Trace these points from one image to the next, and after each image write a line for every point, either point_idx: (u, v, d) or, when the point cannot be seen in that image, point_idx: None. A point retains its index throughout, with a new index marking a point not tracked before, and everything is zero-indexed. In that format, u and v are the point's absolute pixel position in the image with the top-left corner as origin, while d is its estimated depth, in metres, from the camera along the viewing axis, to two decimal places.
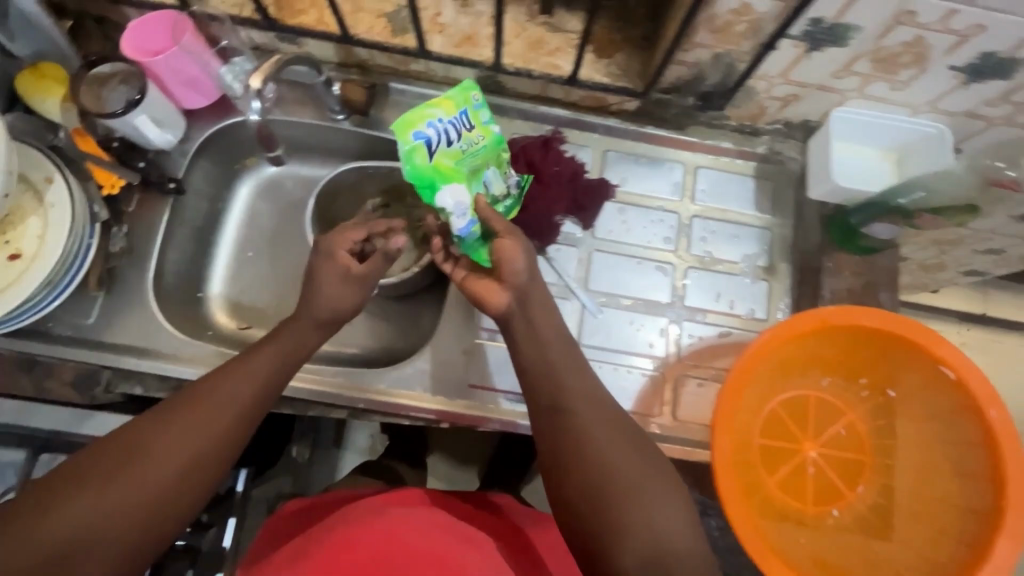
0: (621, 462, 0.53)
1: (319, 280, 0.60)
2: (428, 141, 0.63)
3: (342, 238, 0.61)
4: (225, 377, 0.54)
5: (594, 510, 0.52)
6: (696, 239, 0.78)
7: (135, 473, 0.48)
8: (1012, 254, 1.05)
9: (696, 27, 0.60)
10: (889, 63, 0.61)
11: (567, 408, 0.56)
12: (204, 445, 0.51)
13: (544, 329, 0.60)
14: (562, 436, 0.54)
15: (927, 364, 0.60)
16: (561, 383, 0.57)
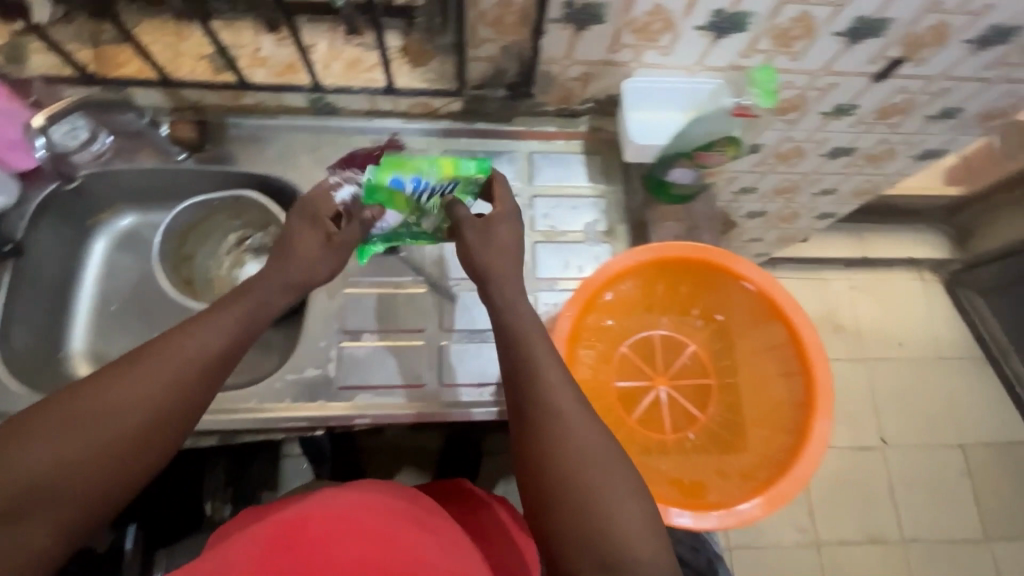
0: (600, 473, 0.50)
1: (296, 241, 0.62)
2: (402, 188, 0.61)
3: (327, 203, 0.63)
4: (183, 334, 0.53)
5: (563, 516, 0.49)
6: (541, 215, 0.83)
7: (84, 432, 0.47)
8: (844, 190, 1.18)
9: (474, 23, 0.68)
10: (647, 32, 0.70)
11: (551, 406, 0.52)
12: (160, 404, 0.49)
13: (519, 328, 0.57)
14: (541, 437, 0.51)
15: (734, 283, 0.68)
16: (539, 386, 0.53)
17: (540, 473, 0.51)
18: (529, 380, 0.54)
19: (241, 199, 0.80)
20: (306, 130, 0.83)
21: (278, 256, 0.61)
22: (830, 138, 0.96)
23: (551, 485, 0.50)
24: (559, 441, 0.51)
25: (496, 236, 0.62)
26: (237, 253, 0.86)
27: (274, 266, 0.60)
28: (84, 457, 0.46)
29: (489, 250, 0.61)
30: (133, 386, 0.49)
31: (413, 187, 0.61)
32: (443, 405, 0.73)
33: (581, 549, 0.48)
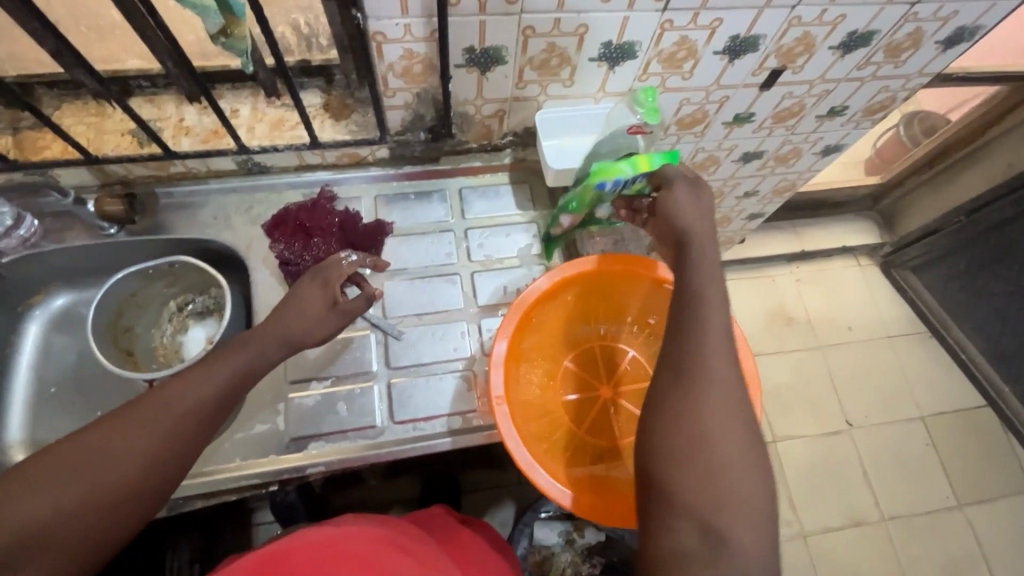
0: (733, 442, 0.53)
1: (300, 298, 0.65)
2: (607, 188, 0.69)
3: (338, 273, 0.68)
4: (180, 383, 0.55)
5: (684, 465, 0.52)
6: (476, 246, 0.87)
7: (79, 480, 0.48)
8: (765, 191, 1.27)
9: (385, 75, 0.72)
10: (547, 68, 0.76)
11: (708, 370, 0.55)
12: (153, 449, 0.51)
13: (702, 295, 0.60)
14: (690, 393, 0.54)
15: (658, 287, 0.74)
16: (698, 349, 0.57)
17: (676, 425, 0.53)
18: (693, 339, 0.57)
19: (175, 264, 0.80)
20: (238, 190, 0.85)
21: (283, 311, 0.64)
22: (738, 144, 1.04)
23: (685, 435, 0.53)
24: (706, 400, 0.54)
25: (697, 197, 0.67)
26: (188, 318, 0.88)
27: (273, 319, 0.63)
28: (76, 504, 0.47)
29: (691, 216, 0.65)
30: (132, 434, 0.50)
31: (613, 186, 0.69)
32: (398, 443, 0.74)
33: (686, 495, 0.51)
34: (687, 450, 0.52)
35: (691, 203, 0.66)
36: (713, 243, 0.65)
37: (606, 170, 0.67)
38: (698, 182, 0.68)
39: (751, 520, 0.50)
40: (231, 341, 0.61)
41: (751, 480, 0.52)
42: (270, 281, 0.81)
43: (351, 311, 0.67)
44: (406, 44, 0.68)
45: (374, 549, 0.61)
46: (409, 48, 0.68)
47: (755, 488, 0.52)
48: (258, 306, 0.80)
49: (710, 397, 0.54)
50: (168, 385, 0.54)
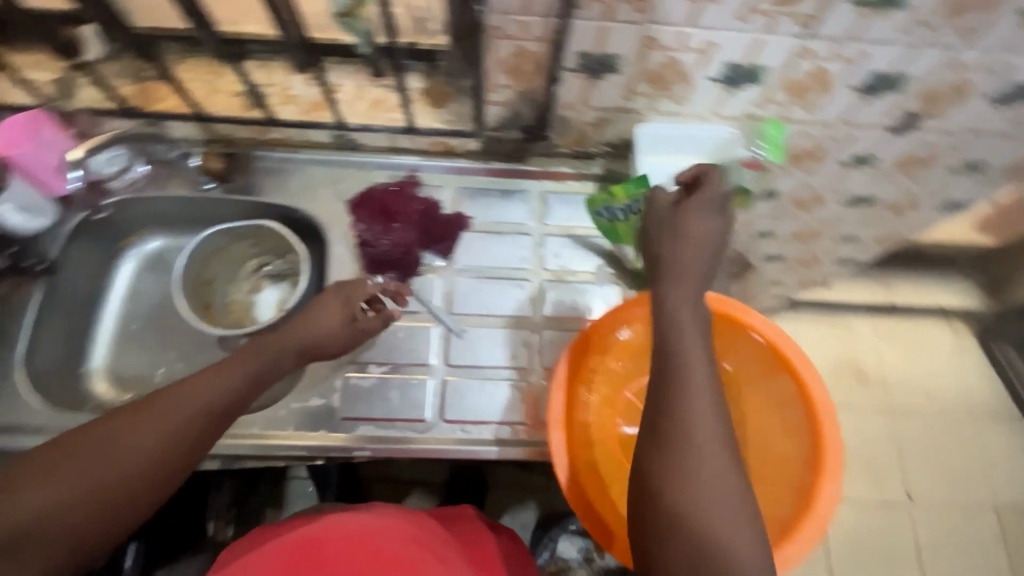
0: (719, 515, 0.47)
1: (322, 311, 0.67)
2: (606, 218, 0.80)
3: (361, 291, 0.69)
4: (195, 381, 0.56)
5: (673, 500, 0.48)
6: (552, 254, 0.84)
7: (86, 466, 0.50)
8: (865, 238, 1.17)
9: (493, 71, 0.71)
10: (661, 82, 0.71)
11: (691, 432, 0.49)
12: (159, 450, 0.53)
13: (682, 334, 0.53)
14: (670, 464, 0.48)
15: (742, 333, 0.68)
16: (684, 409, 0.50)
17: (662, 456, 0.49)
18: (671, 383, 0.51)
19: (261, 227, 0.83)
20: (329, 163, 0.86)
21: (299, 319, 0.66)
22: (849, 187, 0.95)
23: (675, 469, 0.48)
24: (685, 471, 0.48)
25: (707, 199, 0.61)
26: (263, 279, 0.90)
27: (291, 328, 0.65)
28: (82, 490, 0.50)
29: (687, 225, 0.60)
30: (141, 427, 0.53)
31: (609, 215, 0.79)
32: (444, 443, 0.73)
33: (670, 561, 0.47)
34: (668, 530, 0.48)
35: (688, 228, 0.60)
36: (704, 251, 0.58)
37: (593, 200, 0.80)
38: (705, 207, 0.61)
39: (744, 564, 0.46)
40: (249, 345, 0.63)
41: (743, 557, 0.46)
42: (345, 258, 0.82)
43: (369, 331, 0.69)
44: (520, 42, 0.65)
45: (402, 549, 0.62)
46: (523, 47, 0.66)
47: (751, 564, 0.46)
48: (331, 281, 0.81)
49: (691, 465, 0.48)
50: (183, 382, 0.57)
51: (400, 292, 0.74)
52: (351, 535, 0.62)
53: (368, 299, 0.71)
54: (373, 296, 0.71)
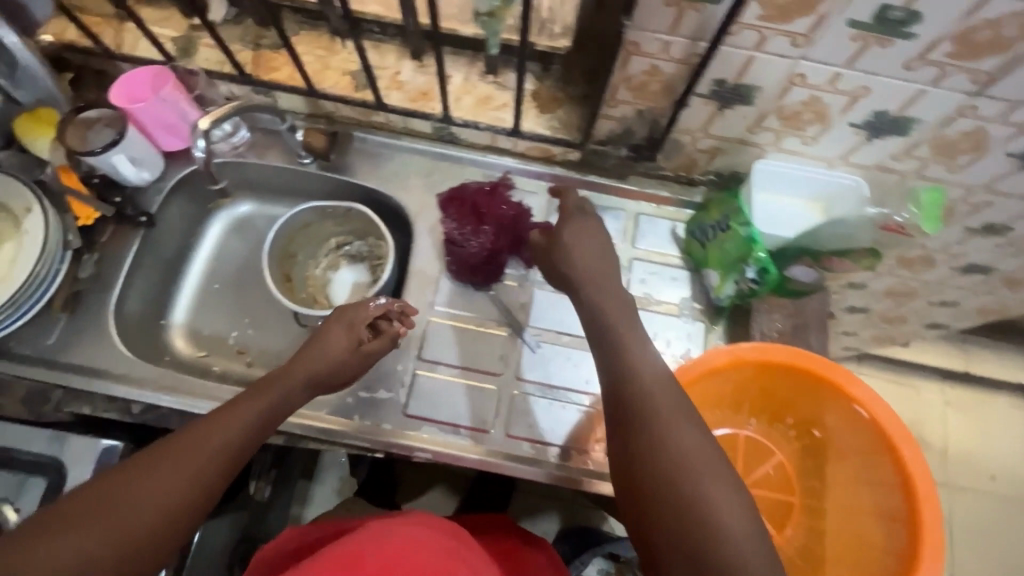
0: (704, 474, 0.46)
1: (329, 337, 0.66)
2: (697, 239, 0.77)
3: (365, 313, 0.69)
4: (209, 424, 0.52)
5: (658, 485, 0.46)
6: (638, 280, 0.80)
7: (100, 528, 0.44)
8: (967, 305, 1.08)
9: (616, 86, 0.67)
10: (794, 120, 0.66)
11: (648, 413, 0.50)
12: (188, 496, 0.48)
13: (617, 320, 0.58)
14: (644, 438, 0.49)
15: (845, 403, 0.63)
16: (639, 383, 0.52)
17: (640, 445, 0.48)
18: (621, 374, 0.53)
19: (351, 209, 0.83)
20: (425, 153, 0.85)
21: (303, 352, 0.64)
22: (968, 254, 0.88)
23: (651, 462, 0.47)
24: (654, 441, 0.48)
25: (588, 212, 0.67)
26: (341, 259, 0.90)
27: (298, 359, 0.63)
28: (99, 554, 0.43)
29: (589, 237, 0.65)
30: (156, 478, 0.47)
31: (700, 234, 0.77)
32: (504, 458, 0.72)
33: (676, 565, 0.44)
34: (659, 510, 0.46)
35: (582, 244, 0.64)
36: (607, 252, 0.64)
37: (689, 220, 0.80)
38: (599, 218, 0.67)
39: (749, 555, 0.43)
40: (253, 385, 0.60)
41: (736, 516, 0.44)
42: (429, 253, 0.81)
43: (374, 353, 0.68)
44: (656, 61, 0.62)
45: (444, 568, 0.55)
46: (656, 65, 0.62)
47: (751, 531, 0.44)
48: (411, 274, 0.80)
49: (659, 433, 0.48)
50: (198, 425, 0.52)
51: (408, 310, 0.72)
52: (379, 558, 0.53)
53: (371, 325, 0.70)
54: (377, 318, 0.70)
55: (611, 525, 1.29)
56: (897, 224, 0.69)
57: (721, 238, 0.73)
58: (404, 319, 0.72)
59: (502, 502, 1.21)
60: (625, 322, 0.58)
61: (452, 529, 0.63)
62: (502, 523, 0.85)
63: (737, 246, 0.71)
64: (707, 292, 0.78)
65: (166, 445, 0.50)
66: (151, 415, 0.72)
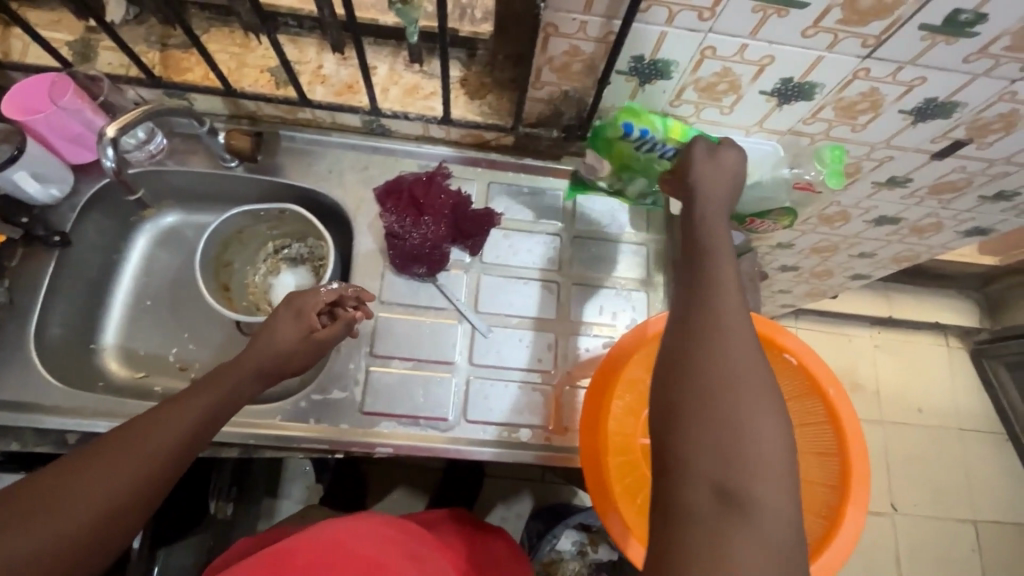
0: (751, 407, 0.43)
1: (275, 330, 0.63)
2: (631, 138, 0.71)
3: (315, 301, 0.65)
4: (146, 421, 0.51)
5: (711, 399, 0.43)
6: (577, 259, 0.83)
7: (36, 527, 0.44)
8: (882, 255, 1.17)
9: (541, 68, 0.68)
10: (711, 91, 0.70)
11: (723, 330, 0.46)
12: (119, 502, 0.48)
13: (708, 242, 0.52)
14: (699, 360, 0.45)
15: (776, 354, 0.68)
16: (715, 305, 0.47)
17: (702, 355, 0.45)
18: (705, 286, 0.48)
19: (286, 210, 0.81)
20: (358, 148, 0.83)
21: (255, 345, 0.62)
22: (877, 207, 0.95)
23: (715, 375, 0.44)
24: (711, 367, 0.44)
25: (721, 156, 0.58)
26: (281, 263, 0.88)
27: (245, 353, 0.61)
28: (35, 553, 0.44)
29: (713, 172, 0.57)
30: (94, 481, 0.47)
31: (637, 140, 0.71)
32: (466, 443, 0.73)
33: (698, 479, 0.42)
34: (699, 415, 0.43)
35: (707, 169, 0.57)
36: (727, 188, 0.57)
37: (641, 116, 0.70)
38: (730, 153, 0.58)
39: (772, 486, 0.41)
40: (203, 377, 0.58)
41: (776, 455, 0.42)
42: (372, 249, 0.80)
43: (328, 341, 0.66)
44: (576, 41, 0.63)
45: (379, 554, 0.57)
46: (576, 45, 0.64)
47: (783, 473, 0.42)
48: (356, 272, 0.79)
49: (720, 358, 0.45)
50: (138, 420, 0.51)
51: (362, 296, 0.70)
52: (314, 540, 0.56)
53: (319, 312, 0.67)
54: (333, 303, 0.68)
55: (581, 498, 1.32)
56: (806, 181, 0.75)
57: (646, 156, 0.74)
58: (360, 305, 0.70)
59: (473, 489, 1.22)
60: (718, 247, 0.51)
61: (399, 526, 0.65)
62: (457, 511, 0.85)
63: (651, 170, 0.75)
64: (585, 172, 0.80)
65: (103, 444, 0.49)
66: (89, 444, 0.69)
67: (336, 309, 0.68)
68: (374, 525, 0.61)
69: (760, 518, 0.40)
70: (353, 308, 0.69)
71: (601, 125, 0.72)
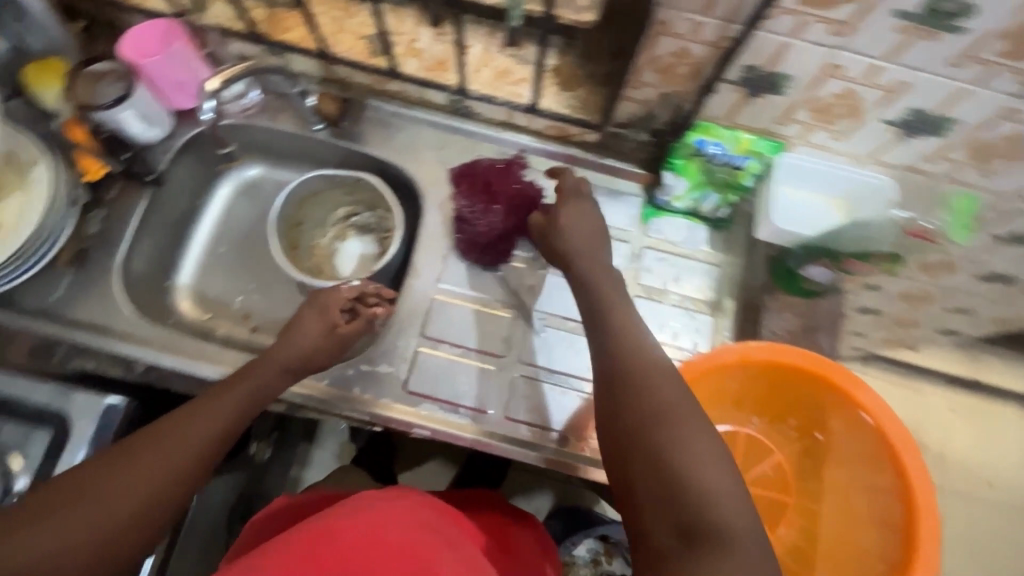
0: (680, 432, 0.48)
1: (301, 322, 0.67)
2: (706, 152, 0.71)
3: (337, 298, 0.69)
4: (184, 413, 0.56)
5: (642, 432, 0.49)
6: (644, 270, 0.79)
7: (88, 506, 0.49)
8: (982, 314, 1.05)
9: (642, 67, 0.64)
10: (826, 113, 0.64)
11: (634, 371, 0.53)
12: (161, 480, 0.52)
13: (603, 285, 0.62)
14: (627, 398, 0.52)
15: (850, 409, 0.62)
16: (626, 349, 0.55)
17: (625, 397, 0.52)
18: (610, 336, 0.57)
19: (361, 179, 0.81)
20: (439, 126, 0.83)
21: (281, 340, 0.66)
22: (990, 262, 0.85)
23: (643, 412, 0.50)
24: (637, 404, 0.51)
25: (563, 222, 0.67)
26: (349, 229, 0.89)
27: (274, 349, 0.65)
28: (94, 529, 0.49)
29: (578, 226, 0.66)
30: (138, 464, 0.52)
31: (711, 153, 0.71)
32: (502, 440, 0.72)
33: (655, 510, 0.46)
34: (638, 451, 0.49)
35: (573, 216, 0.67)
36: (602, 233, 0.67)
37: (711, 129, 0.70)
38: (571, 199, 0.68)
39: (723, 504, 0.45)
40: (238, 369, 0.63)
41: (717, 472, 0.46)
42: (438, 229, 0.80)
43: (351, 336, 0.68)
44: (686, 42, 0.59)
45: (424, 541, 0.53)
46: (686, 47, 0.59)
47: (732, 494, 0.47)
48: (419, 250, 0.79)
49: (639, 395, 0.51)
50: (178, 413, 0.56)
51: (382, 293, 0.72)
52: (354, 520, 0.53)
53: (345, 309, 0.70)
54: (353, 300, 0.70)
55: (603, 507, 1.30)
56: (920, 229, 0.73)
57: (722, 171, 0.73)
58: (382, 300, 0.72)
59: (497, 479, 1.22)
60: (618, 298, 0.61)
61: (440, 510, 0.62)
62: (497, 497, 0.85)
63: (727, 185, 0.74)
64: (661, 197, 0.77)
65: (147, 434, 0.54)
66: (154, 374, 0.73)
67: (357, 306, 0.71)
68: (411, 508, 0.56)
69: (721, 538, 0.44)
70: (373, 303, 0.71)
71: (672, 145, 0.73)
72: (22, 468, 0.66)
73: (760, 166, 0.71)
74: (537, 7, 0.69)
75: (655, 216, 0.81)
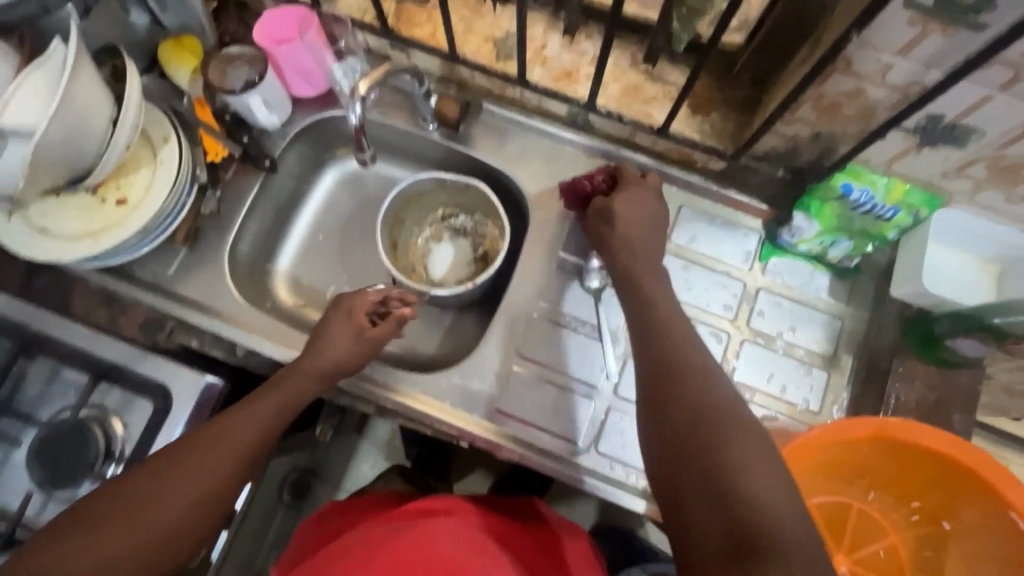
0: (721, 419, 0.48)
1: (333, 329, 0.66)
2: (851, 200, 0.64)
3: (362, 300, 0.67)
4: (218, 427, 0.57)
5: (689, 411, 0.49)
6: (757, 312, 0.73)
7: (130, 526, 0.51)
8: None
9: (802, 102, 0.59)
10: (1008, 174, 0.57)
11: (670, 351, 0.53)
12: (201, 499, 0.54)
13: (636, 262, 0.61)
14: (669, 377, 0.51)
15: (995, 507, 0.55)
16: (663, 327, 0.55)
17: (667, 374, 0.51)
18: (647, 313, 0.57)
19: (470, 185, 0.79)
20: (554, 137, 0.79)
21: (311, 349, 0.65)
22: None
23: (683, 395, 0.50)
24: (678, 382, 0.51)
25: (615, 211, 0.64)
26: (444, 231, 0.87)
27: (306, 359, 0.64)
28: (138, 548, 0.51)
29: (633, 215, 0.64)
30: (169, 492, 0.53)
31: (856, 201, 0.64)
32: (591, 474, 0.69)
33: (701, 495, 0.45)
34: (682, 431, 0.48)
35: (621, 209, 0.64)
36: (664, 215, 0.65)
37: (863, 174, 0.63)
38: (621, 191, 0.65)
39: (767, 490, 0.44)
40: (275, 377, 0.64)
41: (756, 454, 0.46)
42: (542, 245, 0.77)
43: (380, 340, 0.67)
44: (864, 83, 0.54)
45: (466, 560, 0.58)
46: (862, 87, 0.54)
47: (772, 479, 0.45)
48: (521, 264, 0.77)
49: (684, 376, 0.51)
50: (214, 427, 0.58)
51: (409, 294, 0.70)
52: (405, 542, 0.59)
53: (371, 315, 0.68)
54: (377, 305, 0.68)
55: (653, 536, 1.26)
56: None
57: (862, 217, 0.66)
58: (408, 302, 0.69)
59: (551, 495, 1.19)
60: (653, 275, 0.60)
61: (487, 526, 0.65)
62: None
63: (863, 232, 0.68)
64: (785, 237, 0.71)
65: (185, 448, 0.56)
66: (253, 360, 0.74)
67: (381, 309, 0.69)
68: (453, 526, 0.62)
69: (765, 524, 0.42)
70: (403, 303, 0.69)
71: (814, 185, 0.67)
72: (123, 434, 0.68)
73: (908, 219, 0.64)
74: (706, 31, 0.67)
75: (774, 255, 0.75)
